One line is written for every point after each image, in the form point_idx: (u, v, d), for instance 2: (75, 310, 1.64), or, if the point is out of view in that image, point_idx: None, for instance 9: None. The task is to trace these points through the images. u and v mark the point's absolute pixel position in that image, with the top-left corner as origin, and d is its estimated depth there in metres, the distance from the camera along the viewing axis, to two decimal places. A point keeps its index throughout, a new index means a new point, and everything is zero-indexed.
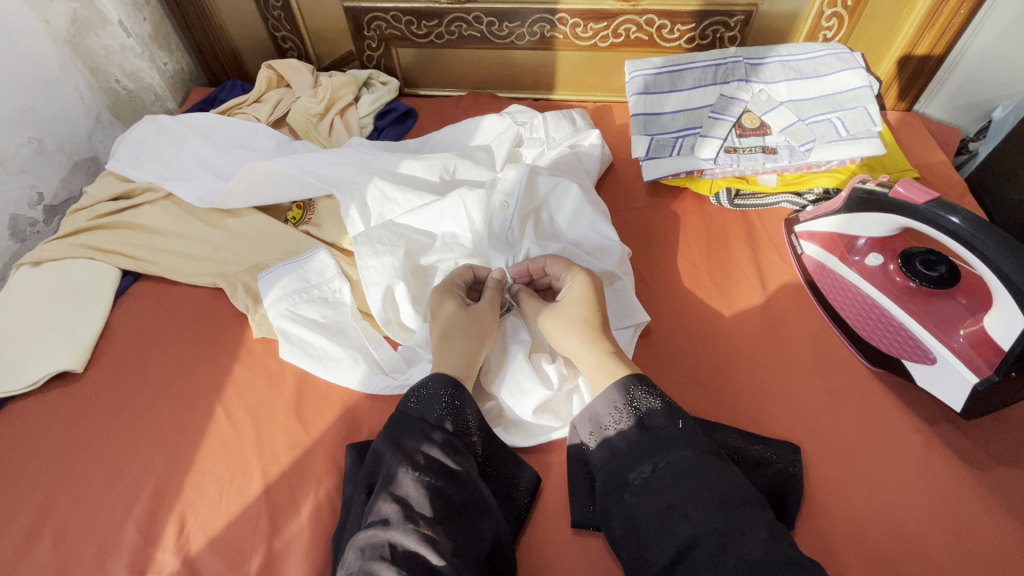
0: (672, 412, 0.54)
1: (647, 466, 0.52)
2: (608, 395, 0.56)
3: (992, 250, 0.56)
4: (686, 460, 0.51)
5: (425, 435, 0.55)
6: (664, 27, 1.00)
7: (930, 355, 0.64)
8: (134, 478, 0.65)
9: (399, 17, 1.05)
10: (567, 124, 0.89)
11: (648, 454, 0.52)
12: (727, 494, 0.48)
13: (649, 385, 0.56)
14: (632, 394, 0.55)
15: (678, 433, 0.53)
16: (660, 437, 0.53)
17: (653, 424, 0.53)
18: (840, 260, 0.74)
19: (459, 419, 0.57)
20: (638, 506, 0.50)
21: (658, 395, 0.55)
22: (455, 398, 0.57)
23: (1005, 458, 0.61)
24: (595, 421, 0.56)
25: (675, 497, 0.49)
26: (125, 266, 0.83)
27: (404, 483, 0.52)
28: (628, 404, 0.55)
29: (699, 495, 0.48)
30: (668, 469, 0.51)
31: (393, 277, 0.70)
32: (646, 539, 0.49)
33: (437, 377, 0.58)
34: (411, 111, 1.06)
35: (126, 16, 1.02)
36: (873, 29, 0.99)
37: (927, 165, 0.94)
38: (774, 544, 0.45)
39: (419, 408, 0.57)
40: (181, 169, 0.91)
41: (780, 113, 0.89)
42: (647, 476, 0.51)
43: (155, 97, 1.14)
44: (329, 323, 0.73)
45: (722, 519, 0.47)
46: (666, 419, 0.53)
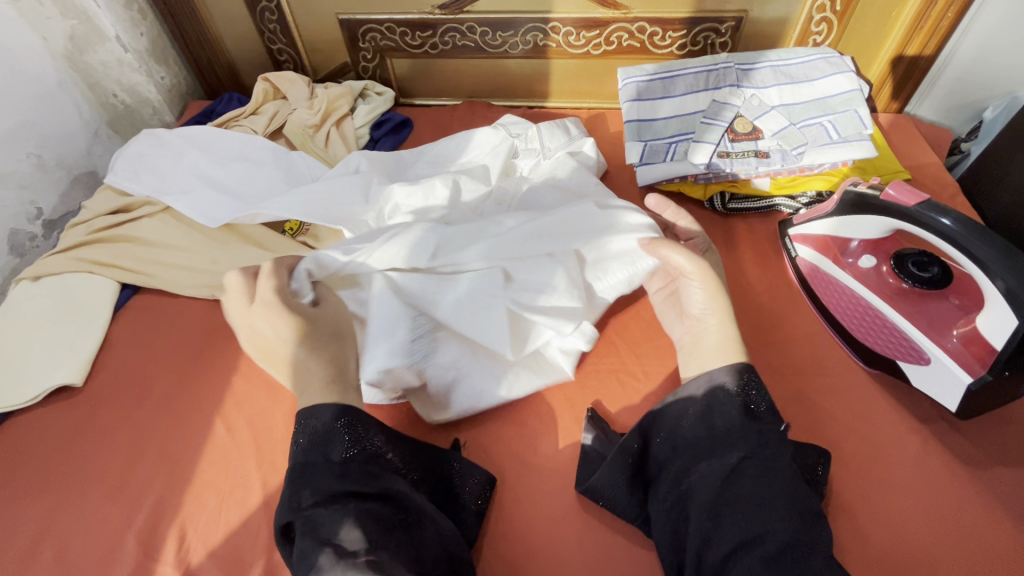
0: (779, 415, 0.55)
1: (737, 453, 0.51)
2: (720, 375, 0.57)
3: (983, 251, 0.57)
4: (776, 458, 0.51)
5: (337, 474, 0.50)
6: (656, 34, 1.01)
7: (924, 356, 0.64)
8: (135, 491, 0.65)
9: (394, 28, 1.07)
10: (561, 133, 0.90)
11: (745, 443, 0.52)
12: (808, 505, 0.48)
13: (761, 378, 0.57)
14: (748, 380, 0.56)
15: (779, 432, 0.53)
16: (763, 431, 0.53)
17: (757, 415, 0.54)
18: (834, 262, 0.73)
19: (365, 443, 0.53)
20: (723, 487, 0.50)
21: (767, 396, 0.56)
22: (351, 424, 0.53)
23: (1003, 456, 0.62)
24: (689, 390, 0.58)
25: (758, 487, 0.49)
26: (123, 279, 0.84)
27: (337, 526, 0.47)
28: (741, 389, 0.56)
29: (785, 495, 0.48)
30: (760, 461, 0.51)
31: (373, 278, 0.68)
32: (716, 520, 0.48)
33: (322, 408, 0.53)
34: (407, 121, 1.07)
35: (123, 31, 1.04)
36: (862, 33, 1.00)
37: (919, 166, 0.95)
38: (837, 563, 0.45)
39: (315, 450, 0.52)
40: (178, 182, 0.91)
41: (772, 117, 0.90)
42: (732, 462, 0.51)
43: (152, 110, 1.15)
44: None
45: (799, 524, 0.46)
46: (773, 418, 0.54)
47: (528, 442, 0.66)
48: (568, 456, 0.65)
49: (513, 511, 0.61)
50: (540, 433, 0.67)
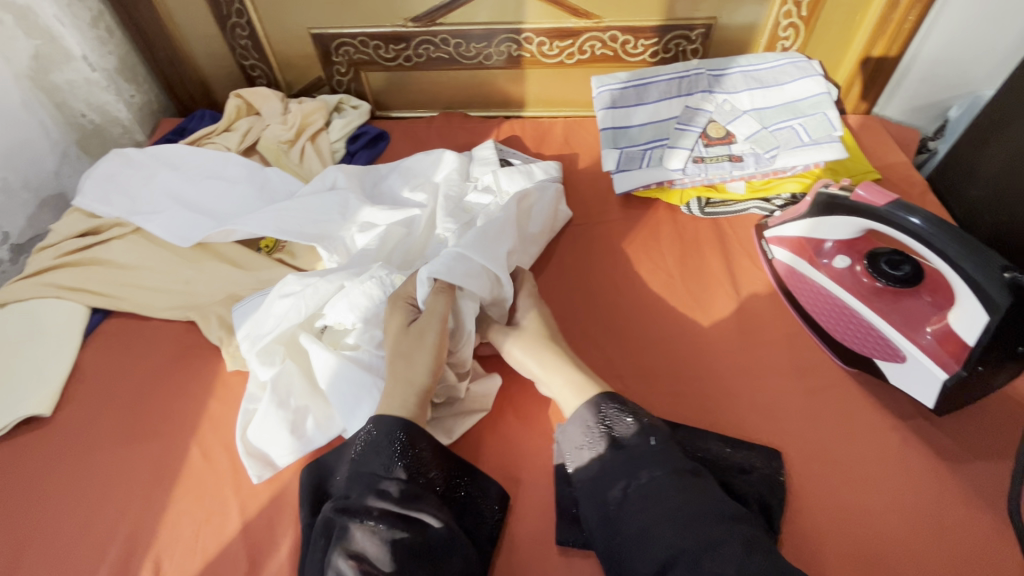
0: (646, 430, 0.55)
1: (621, 485, 0.53)
2: (581, 415, 0.58)
3: (951, 248, 0.58)
4: (656, 479, 0.51)
5: (374, 487, 0.52)
6: (628, 42, 1.02)
7: (900, 354, 0.65)
8: (107, 523, 0.63)
9: (367, 42, 1.06)
10: (522, 179, 0.84)
11: (618, 473, 0.53)
12: (702, 513, 0.48)
13: (620, 402, 0.58)
14: (604, 411, 0.57)
15: (651, 449, 0.53)
16: (633, 455, 0.53)
17: (624, 443, 0.55)
18: (809, 263, 0.74)
19: (411, 461, 0.55)
20: (617, 526, 0.51)
21: (630, 415, 0.57)
22: (405, 441, 0.55)
23: (981, 450, 0.62)
24: (575, 442, 0.57)
25: (652, 513, 0.49)
26: (93, 303, 0.81)
27: (359, 538, 0.49)
28: (602, 423, 0.57)
29: (673, 513, 0.48)
30: (638, 491, 0.51)
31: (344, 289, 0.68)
32: (626, 557, 0.49)
33: (387, 424, 0.56)
34: (383, 134, 1.07)
35: (90, 50, 1.02)
36: (828, 37, 1.02)
37: (888, 165, 0.97)
38: (749, 558, 0.44)
39: (367, 462, 0.55)
40: (150, 202, 0.89)
41: (744, 122, 0.91)
42: (620, 497, 0.52)
43: (122, 129, 1.12)
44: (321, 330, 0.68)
45: (687, 537, 0.46)
46: (639, 438, 0.55)
47: (512, 455, 0.65)
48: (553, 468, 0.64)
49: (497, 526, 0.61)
50: (524, 445, 0.66)
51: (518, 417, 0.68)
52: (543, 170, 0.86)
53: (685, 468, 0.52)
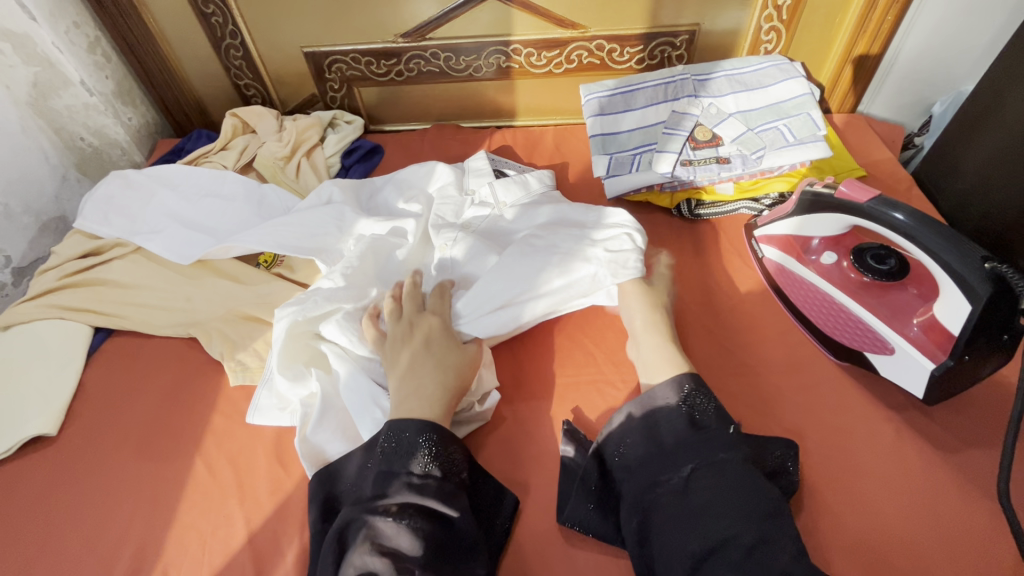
0: (724, 420, 0.57)
1: (688, 466, 0.54)
2: (670, 390, 0.60)
3: (933, 242, 0.59)
4: (729, 465, 0.53)
5: (405, 485, 0.53)
6: (614, 51, 1.04)
7: (889, 346, 0.66)
8: (115, 538, 0.64)
9: (359, 58, 1.08)
10: (519, 190, 0.84)
11: (693, 454, 0.54)
12: (764, 506, 0.50)
13: (707, 390, 0.60)
14: (690, 394, 0.59)
15: (726, 438, 0.55)
16: (708, 440, 0.55)
17: (702, 426, 0.56)
18: (797, 260, 0.75)
19: (440, 461, 0.56)
20: (677, 502, 0.52)
21: (708, 404, 0.58)
22: (434, 441, 0.56)
23: (973, 438, 0.63)
24: (649, 408, 0.60)
25: (715, 494, 0.51)
26: (96, 323, 0.83)
27: (391, 535, 0.51)
28: (683, 403, 0.59)
29: (739, 500, 0.50)
30: (710, 470, 0.53)
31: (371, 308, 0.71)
32: (674, 533, 0.50)
33: (414, 425, 0.56)
34: (378, 147, 1.09)
35: (87, 76, 1.04)
36: (809, 40, 1.04)
37: (874, 162, 0.99)
38: (802, 559, 0.46)
39: (396, 461, 0.55)
40: (150, 222, 0.91)
41: (730, 124, 0.93)
42: (686, 475, 0.53)
43: (121, 151, 1.14)
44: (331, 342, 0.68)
45: (760, 525, 0.48)
46: (717, 424, 0.56)
47: (512, 458, 0.66)
48: (553, 469, 0.65)
49: None
50: (523, 448, 0.67)
51: (518, 421, 0.69)
52: (536, 180, 0.85)
53: (757, 465, 0.54)
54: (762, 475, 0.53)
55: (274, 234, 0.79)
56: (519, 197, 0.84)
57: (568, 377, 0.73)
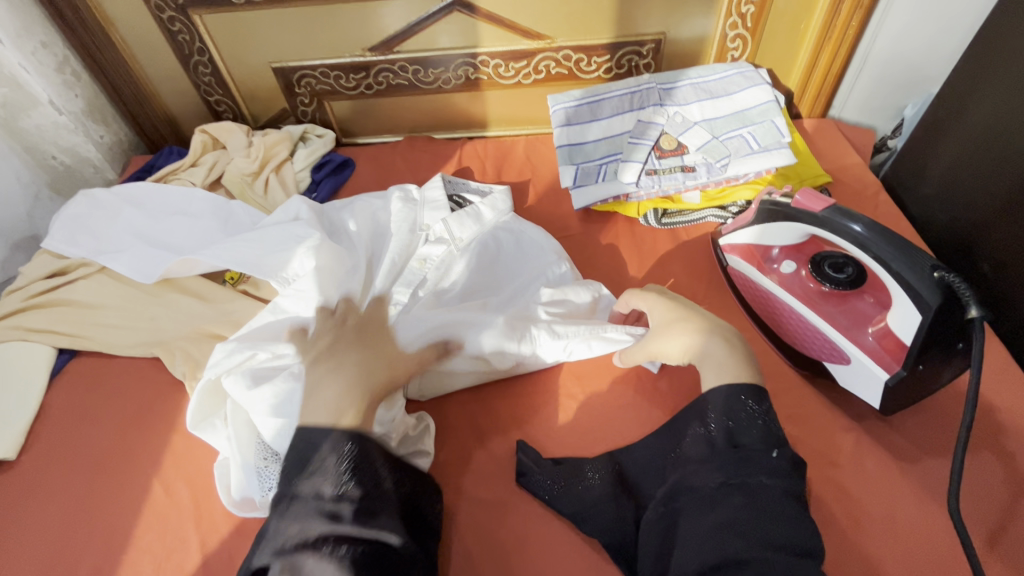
0: (770, 441, 0.50)
1: (721, 478, 0.49)
2: (721, 398, 0.54)
3: (885, 252, 0.59)
4: (765, 486, 0.47)
5: (327, 508, 0.51)
6: (581, 60, 1.05)
7: (845, 356, 0.65)
8: (70, 564, 0.63)
9: (328, 73, 1.09)
10: (472, 222, 0.81)
11: (726, 468, 0.49)
12: (795, 541, 0.44)
13: (762, 401, 0.54)
14: (745, 402, 0.53)
15: (771, 461, 0.49)
16: (748, 457, 0.49)
17: (743, 442, 0.51)
18: (758, 269, 0.74)
19: (366, 477, 0.53)
20: (699, 514, 0.48)
21: (759, 419, 0.52)
22: (355, 456, 0.53)
23: (932, 447, 0.63)
24: (705, 417, 0.55)
25: (740, 513, 0.46)
26: (60, 344, 0.82)
27: (316, 566, 0.48)
28: (733, 412, 0.53)
29: (764, 527, 0.44)
30: (742, 488, 0.47)
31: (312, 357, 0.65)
32: (690, 544, 0.47)
33: (331, 439, 0.54)
34: (349, 161, 1.09)
35: (57, 94, 1.04)
36: (776, 47, 1.05)
37: (842, 167, 0.99)
38: None
39: (315, 482, 0.52)
40: (116, 241, 0.91)
41: (696, 133, 0.92)
42: (716, 486, 0.49)
43: (94, 169, 1.14)
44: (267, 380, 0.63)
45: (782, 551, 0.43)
46: (762, 444, 0.50)
47: (472, 475, 0.66)
48: (510, 486, 0.65)
49: (456, 545, 0.61)
50: (481, 465, 0.67)
51: (477, 437, 0.69)
52: (491, 208, 0.83)
53: (802, 497, 0.48)
54: (808, 513, 0.47)
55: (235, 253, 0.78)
56: (474, 232, 0.81)
57: (529, 391, 0.73)
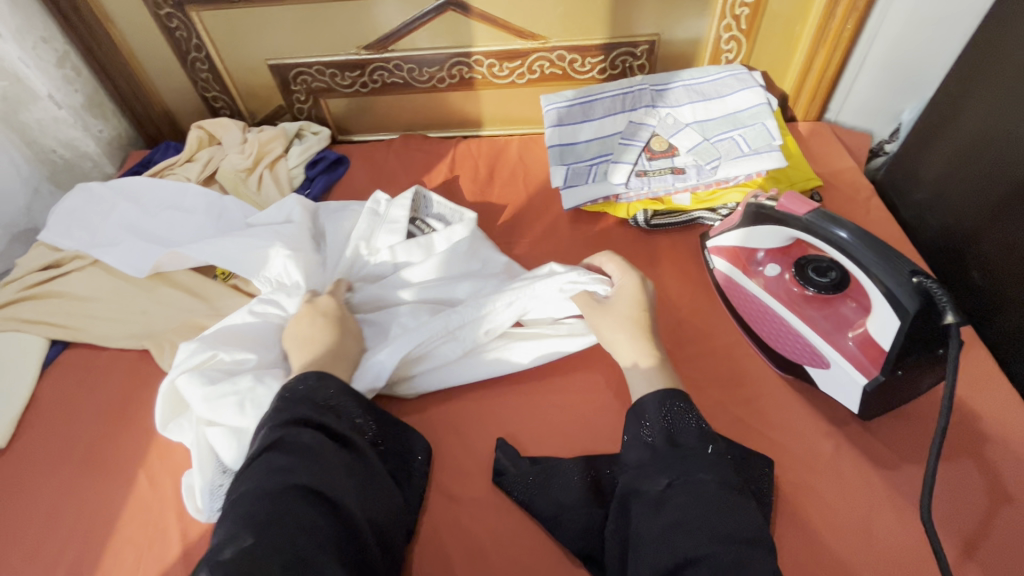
0: (705, 435, 0.52)
1: (665, 479, 0.50)
2: (651, 403, 0.54)
3: (866, 257, 0.59)
4: (704, 483, 0.48)
5: (306, 405, 0.56)
6: (575, 61, 1.05)
7: (825, 360, 0.65)
8: (55, 551, 0.64)
9: (323, 71, 1.09)
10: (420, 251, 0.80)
11: (670, 469, 0.50)
12: (741, 531, 0.45)
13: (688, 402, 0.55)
14: (672, 404, 0.54)
15: (707, 456, 0.50)
16: (686, 456, 0.50)
17: (682, 442, 0.51)
18: (743, 272, 0.74)
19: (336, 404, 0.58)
20: (649, 518, 0.48)
21: (695, 420, 0.53)
22: (329, 385, 0.59)
23: (911, 454, 0.63)
24: (638, 416, 0.55)
25: (688, 511, 0.47)
26: (52, 335, 0.84)
27: (296, 440, 0.52)
28: (666, 414, 0.53)
29: (714, 522, 0.45)
30: (686, 487, 0.48)
31: (256, 373, 0.65)
32: (644, 551, 0.47)
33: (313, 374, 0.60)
34: (343, 158, 1.10)
35: (56, 89, 1.05)
36: (771, 49, 1.04)
37: (835, 171, 0.98)
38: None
39: (300, 396, 0.57)
40: (109, 235, 0.92)
41: (686, 134, 0.92)
42: (662, 489, 0.49)
43: (92, 163, 1.15)
44: (216, 385, 0.63)
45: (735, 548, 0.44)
46: (698, 441, 0.51)
47: (451, 472, 0.67)
48: (489, 483, 0.66)
49: (432, 541, 0.62)
50: (461, 462, 0.67)
51: (458, 435, 0.70)
52: (445, 238, 0.80)
53: (739, 488, 0.49)
54: (750, 505, 0.48)
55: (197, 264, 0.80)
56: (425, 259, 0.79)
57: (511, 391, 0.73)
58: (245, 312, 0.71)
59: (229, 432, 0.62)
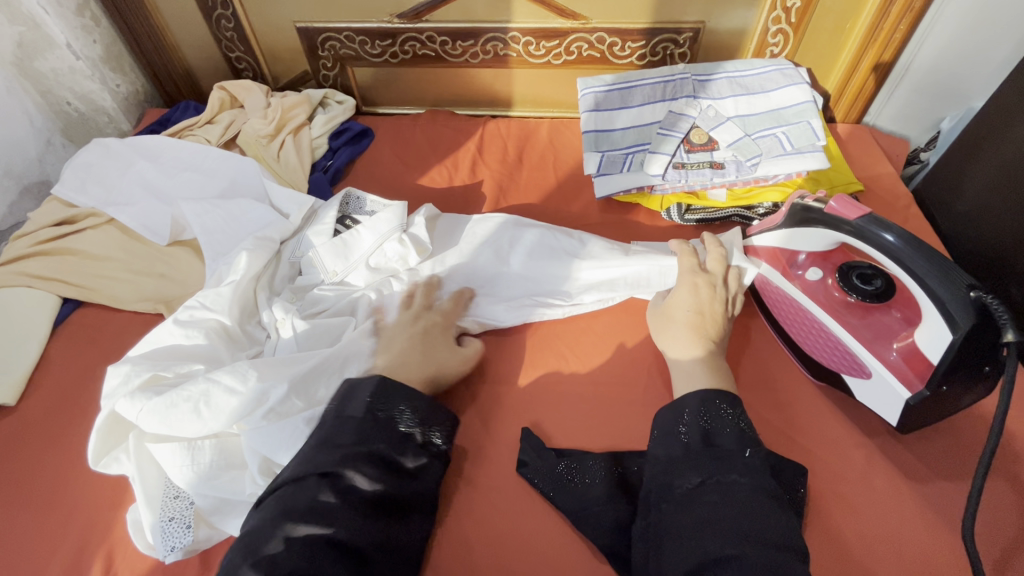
0: (744, 441, 0.51)
1: (697, 478, 0.49)
2: (696, 401, 0.55)
3: (922, 268, 0.56)
4: (739, 485, 0.48)
5: (391, 437, 0.55)
6: (615, 44, 1.01)
7: (866, 370, 0.64)
8: (65, 517, 0.62)
9: (353, 37, 1.06)
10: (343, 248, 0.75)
11: (701, 467, 0.50)
12: (773, 535, 0.44)
13: (735, 404, 0.55)
14: (718, 406, 0.55)
15: (744, 461, 0.50)
16: (722, 456, 0.50)
17: (718, 443, 0.51)
18: (782, 274, 0.72)
19: (419, 433, 0.57)
20: (677, 512, 0.48)
21: (732, 421, 0.53)
22: (412, 407, 0.57)
23: (946, 470, 0.62)
24: (678, 411, 0.56)
25: (716, 512, 0.46)
26: (66, 293, 0.81)
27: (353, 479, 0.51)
28: (704, 415, 0.54)
29: (742, 523, 0.45)
30: (718, 487, 0.48)
31: (203, 375, 0.59)
32: (671, 545, 0.46)
33: (400, 391, 0.57)
34: (367, 130, 1.06)
35: (74, 38, 1.00)
36: (818, 46, 1.01)
37: (874, 176, 0.96)
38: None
39: (383, 416, 0.55)
40: (127, 193, 0.90)
41: (727, 129, 0.90)
42: (692, 486, 0.49)
43: (107, 119, 1.11)
44: (158, 403, 0.57)
45: (763, 551, 0.43)
46: (735, 445, 0.51)
47: (475, 458, 0.65)
48: (512, 473, 0.64)
49: (455, 527, 0.60)
50: (484, 449, 0.66)
51: (482, 421, 0.68)
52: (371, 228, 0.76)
53: (776, 495, 0.48)
54: (782, 508, 0.47)
55: (209, 244, 0.81)
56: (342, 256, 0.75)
57: (538, 379, 0.71)
58: (171, 326, 0.66)
59: (176, 446, 0.57)
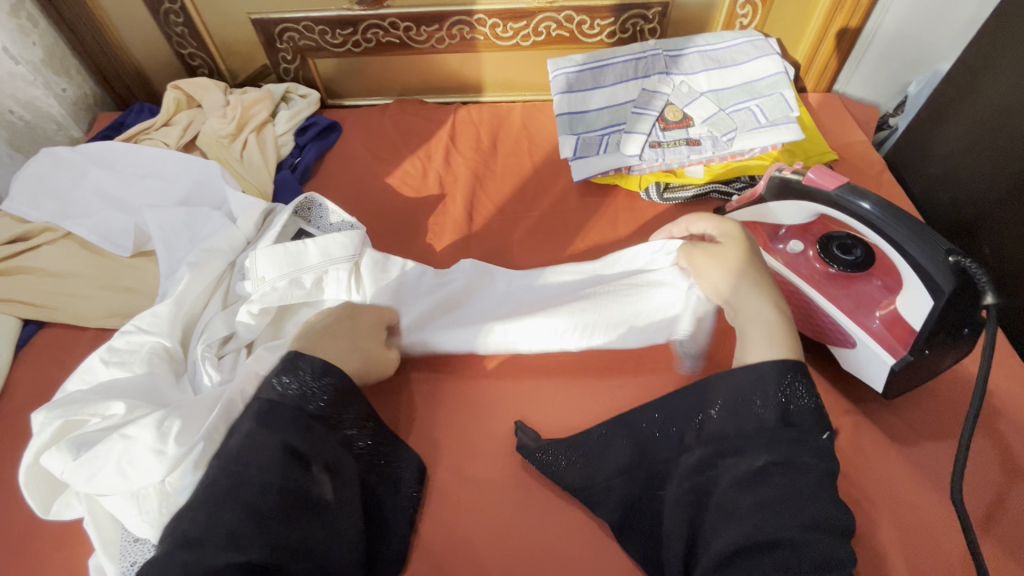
0: (819, 421, 0.51)
1: (761, 457, 0.49)
2: (764, 378, 0.52)
3: (899, 232, 0.57)
4: (810, 469, 0.48)
5: (296, 424, 0.51)
6: (584, 23, 0.99)
7: (850, 339, 0.65)
8: (45, 548, 0.60)
9: (311, 27, 1.01)
10: (284, 257, 0.69)
11: (773, 447, 0.49)
12: (830, 523, 0.46)
13: (807, 380, 0.52)
14: (796, 384, 0.52)
15: (819, 443, 0.50)
16: (794, 439, 0.50)
17: (794, 422, 0.51)
18: (764, 249, 0.72)
19: (324, 406, 0.53)
20: (738, 493, 0.49)
21: (807, 396, 0.52)
22: (321, 378, 0.54)
23: (931, 431, 0.63)
24: (745, 391, 0.53)
25: (779, 495, 0.47)
26: (26, 314, 0.77)
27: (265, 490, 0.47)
28: (783, 396, 0.51)
29: (803, 510, 0.46)
30: (784, 470, 0.48)
31: (118, 432, 0.55)
32: (727, 520, 0.48)
33: (310, 364, 0.54)
34: (335, 124, 1.03)
35: (11, 42, 0.94)
36: (786, 16, 1.00)
37: (847, 144, 0.96)
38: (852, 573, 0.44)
39: (293, 396, 0.52)
40: (83, 205, 0.85)
41: (702, 104, 0.89)
42: (757, 466, 0.49)
43: (57, 126, 1.05)
44: (77, 460, 0.54)
45: (814, 539, 0.45)
46: (812, 424, 0.51)
47: (469, 452, 0.65)
48: (508, 466, 0.63)
49: (454, 523, 0.60)
50: (479, 445, 0.65)
51: (474, 417, 0.67)
52: (321, 249, 0.69)
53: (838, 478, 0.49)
54: (840, 491, 0.48)
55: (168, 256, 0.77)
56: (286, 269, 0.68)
57: (528, 369, 0.71)
58: (102, 355, 0.62)
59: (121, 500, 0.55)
